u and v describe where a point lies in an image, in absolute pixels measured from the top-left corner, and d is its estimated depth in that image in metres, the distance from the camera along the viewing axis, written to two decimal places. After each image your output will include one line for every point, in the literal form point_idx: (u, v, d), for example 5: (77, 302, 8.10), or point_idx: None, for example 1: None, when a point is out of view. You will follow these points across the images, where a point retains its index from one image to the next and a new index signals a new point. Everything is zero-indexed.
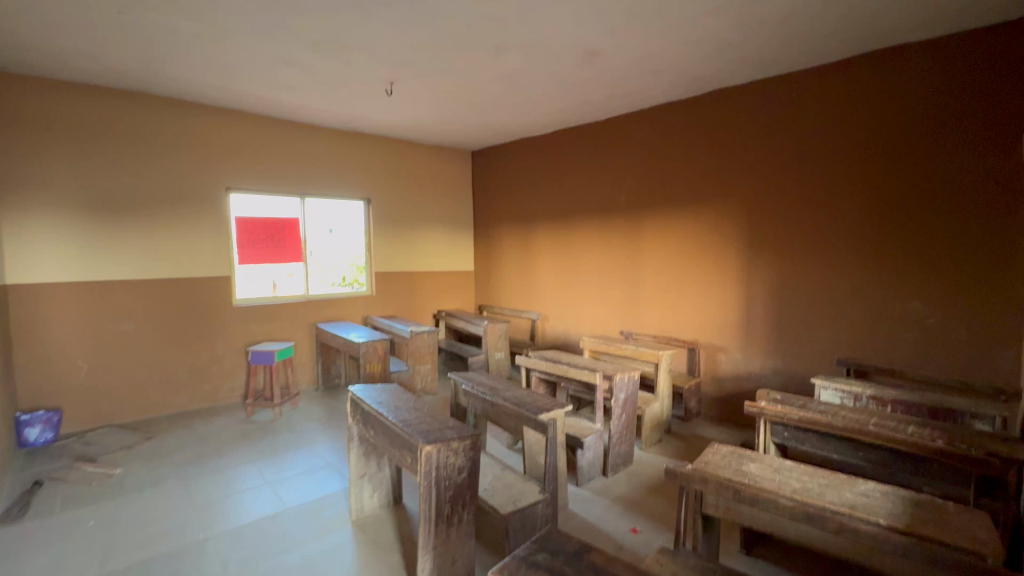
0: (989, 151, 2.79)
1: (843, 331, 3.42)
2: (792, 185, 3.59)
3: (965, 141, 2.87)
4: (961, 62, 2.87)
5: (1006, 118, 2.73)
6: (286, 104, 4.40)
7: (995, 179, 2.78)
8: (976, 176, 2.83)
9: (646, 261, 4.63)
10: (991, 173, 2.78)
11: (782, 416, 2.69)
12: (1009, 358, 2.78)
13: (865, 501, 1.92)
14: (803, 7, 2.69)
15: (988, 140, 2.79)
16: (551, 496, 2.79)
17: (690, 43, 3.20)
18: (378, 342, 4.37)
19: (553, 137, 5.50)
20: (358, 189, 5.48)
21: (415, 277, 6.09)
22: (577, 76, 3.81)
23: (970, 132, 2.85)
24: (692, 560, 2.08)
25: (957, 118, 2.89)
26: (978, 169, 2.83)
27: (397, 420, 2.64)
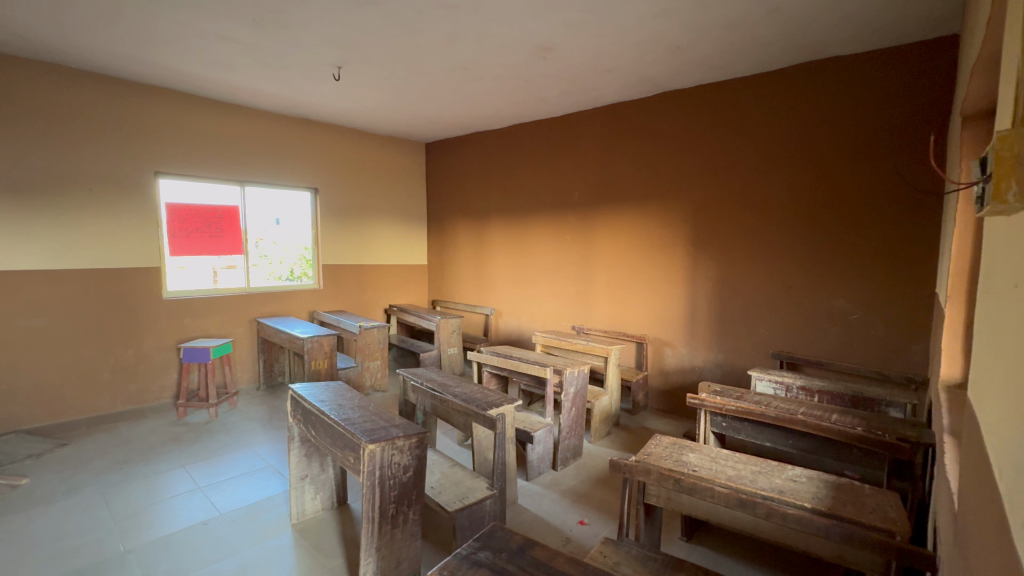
0: (905, 158, 3.02)
1: (777, 326, 3.62)
2: (734, 185, 3.76)
3: (885, 149, 3.09)
4: (882, 74, 3.09)
5: (919, 127, 2.97)
6: (226, 85, 4.12)
7: (909, 184, 3.02)
8: (894, 181, 3.06)
9: (598, 257, 4.71)
10: (906, 178, 3.02)
11: (721, 408, 2.81)
12: (920, 350, 3.04)
13: (793, 487, 2.03)
14: (745, 15, 2.79)
15: (905, 148, 3.02)
16: (499, 492, 2.77)
17: (641, 45, 3.26)
18: (325, 338, 4.19)
19: (507, 131, 5.46)
20: (305, 178, 5.23)
21: (365, 271, 5.89)
22: (532, 70, 3.79)
23: (890, 140, 3.07)
24: (635, 550, 2.13)
25: (878, 126, 3.12)
26: (895, 174, 3.06)
27: (340, 418, 2.54)
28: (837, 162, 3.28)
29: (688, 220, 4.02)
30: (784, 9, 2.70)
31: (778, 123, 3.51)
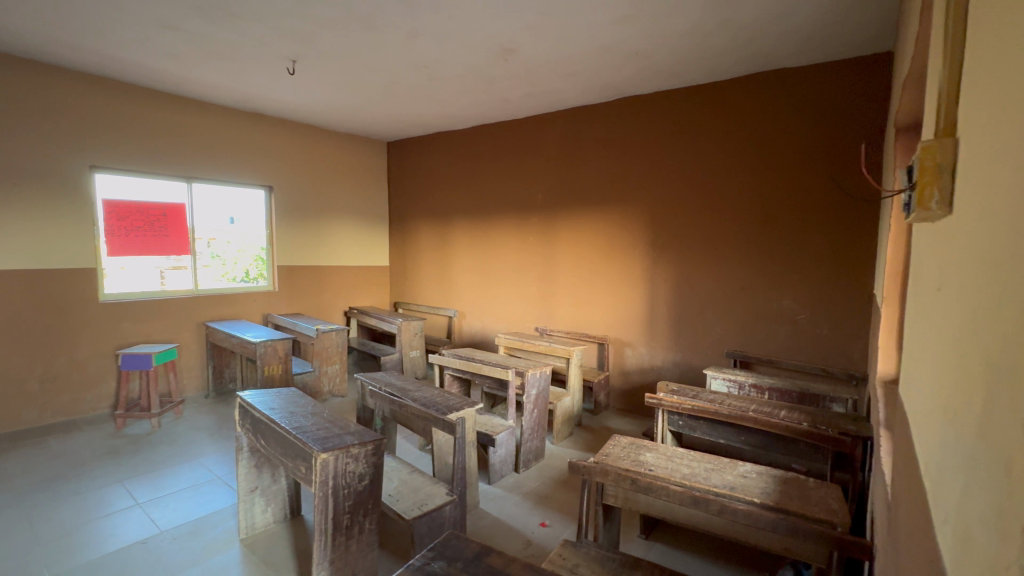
0: (844, 166, 3.20)
1: (732, 327, 3.74)
2: (689, 191, 3.87)
3: (826, 157, 3.27)
4: (822, 86, 3.27)
5: (855, 137, 3.15)
6: (170, 75, 3.88)
7: (848, 190, 3.19)
8: (835, 188, 3.24)
9: (561, 260, 4.74)
10: (845, 185, 3.20)
11: (677, 407, 2.87)
12: (860, 348, 3.21)
13: (744, 483, 2.10)
14: (700, 25, 2.87)
15: (843, 156, 3.20)
16: (459, 497, 2.72)
17: (601, 50, 3.30)
18: (279, 343, 4.01)
19: (470, 132, 5.43)
20: (258, 174, 4.99)
21: (324, 273, 5.69)
22: (494, 71, 3.77)
23: (830, 149, 3.25)
24: (593, 551, 2.13)
25: (819, 136, 3.29)
26: (835, 181, 3.23)
27: (291, 427, 2.42)
28: (783, 169, 3.44)
29: (647, 224, 4.11)
30: (736, 21, 2.80)
31: (729, 131, 3.65)
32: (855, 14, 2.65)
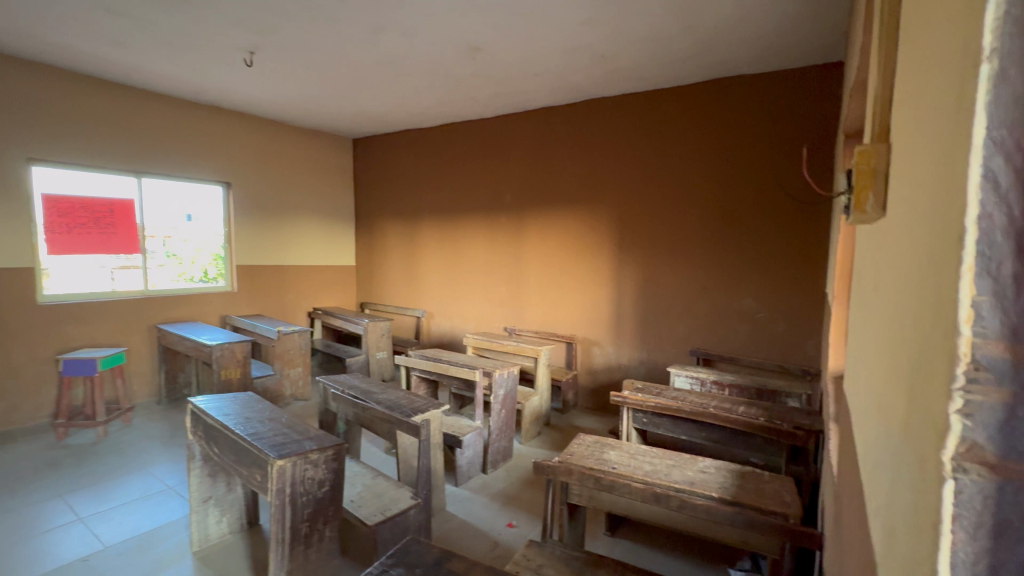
0: (790, 169, 3.36)
1: (695, 325, 3.83)
2: (649, 192, 3.97)
3: (773, 160, 3.42)
4: (768, 93, 3.43)
5: (799, 142, 3.32)
6: (117, 64, 3.66)
7: (795, 192, 3.35)
8: (782, 190, 3.39)
9: (528, 260, 4.75)
10: (792, 186, 3.35)
11: (642, 405, 2.92)
12: (814, 344, 3.34)
13: (703, 478, 2.14)
14: (664, 29, 2.93)
15: (789, 159, 3.36)
16: (424, 501, 2.67)
17: (568, 51, 3.32)
18: (237, 345, 3.85)
19: (436, 131, 5.38)
20: (216, 170, 4.77)
21: (286, 272, 5.50)
22: (462, 69, 3.73)
23: (777, 153, 3.40)
24: (558, 550, 2.13)
25: (767, 140, 3.44)
26: (783, 183, 3.39)
27: (246, 433, 2.32)
28: (735, 171, 3.58)
29: (610, 224, 4.18)
30: (698, 27, 2.87)
31: (685, 135, 3.77)
32: (809, 23, 2.76)
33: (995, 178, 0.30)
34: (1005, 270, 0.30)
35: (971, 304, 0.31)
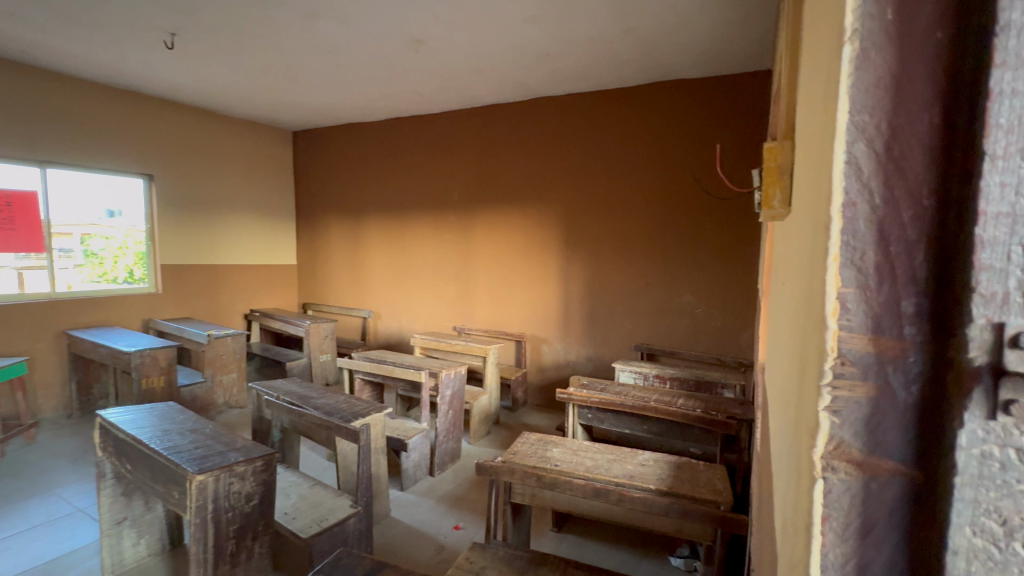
0: (707, 166, 3.56)
1: (640, 321, 3.92)
2: (584, 190, 4.08)
3: (693, 158, 3.62)
4: (686, 93, 3.62)
5: (713, 139, 3.54)
6: (9, 39, 3.24)
7: (711, 187, 3.57)
8: (701, 185, 3.59)
9: (474, 259, 4.71)
10: (709, 182, 3.56)
11: (587, 400, 2.95)
12: (748, 337, 3.51)
13: (642, 471, 2.18)
14: (606, 31, 2.96)
15: (706, 157, 3.56)
16: (364, 508, 2.53)
17: (513, 49, 3.29)
18: (160, 351, 3.52)
19: (375, 125, 5.24)
20: (135, 161, 4.33)
21: (219, 271, 5.10)
22: (405, 63, 3.62)
23: (696, 150, 3.60)
24: (501, 551, 2.08)
25: (687, 138, 3.63)
26: (701, 179, 3.59)
27: (163, 447, 2.10)
28: (660, 169, 3.75)
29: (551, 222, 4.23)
30: (638, 30, 2.93)
31: (613, 133, 3.91)
32: (740, 32, 2.89)
33: (857, 162, 0.28)
34: (866, 258, 0.28)
35: (837, 296, 0.29)
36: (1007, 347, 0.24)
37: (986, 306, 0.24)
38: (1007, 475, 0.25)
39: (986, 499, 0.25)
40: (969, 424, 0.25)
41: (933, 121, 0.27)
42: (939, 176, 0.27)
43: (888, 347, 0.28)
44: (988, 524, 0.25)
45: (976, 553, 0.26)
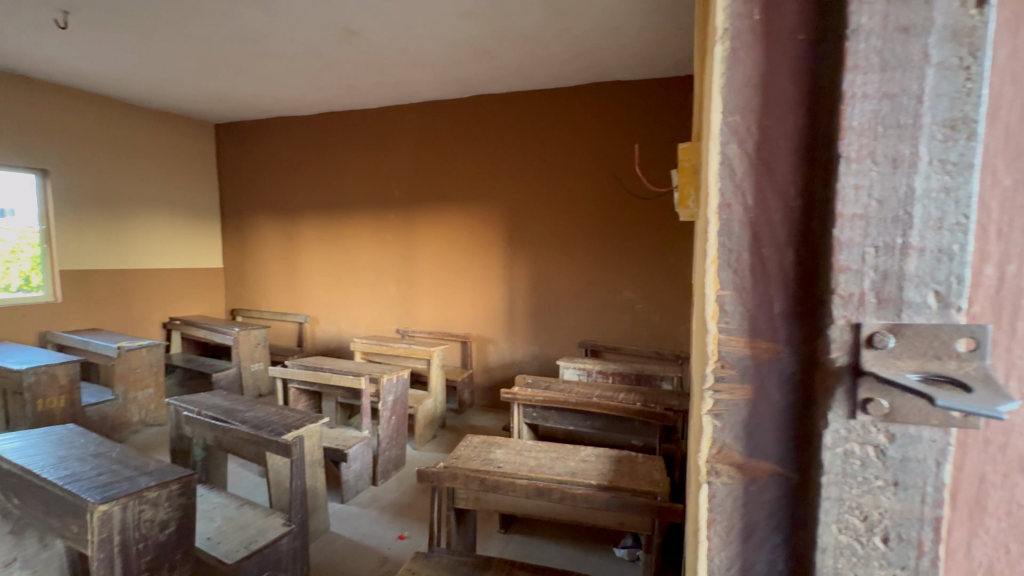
0: (627, 166, 3.74)
1: (584, 318, 4.00)
2: (517, 190, 4.12)
3: (614, 159, 3.79)
4: (605, 97, 3.79)
5: (631, 141, 3.73)
6: None
7: (631, 187, 3.76)
8: (622, 185, 3.77)
9: (411, 260, 4.60)
10: (630, 182, 3.74)
11: (531, 399, 2.96)
12: (683, 330, 3.68)
13: (585, 467, 2.20)
14: (543, 29, 2.98)
15: (626, 158, 3.75)
16: (299, 526, 2.35)
17: (451, 45, 3.23)
18: (59, 368, 3.10)
19: (301, 121, 5.00)
20: (25, 154, 3.77)
21: (131, 276, 4.60)
22: (338, 55, 3.45)
23: (627, 151, 3.74)
24: (445, 558, 1.99)
25: (614, 139, 3.77)
26: (621, 179, 3.78)
27: (58, 477, 1.69)
28: (586, 169, 3.88)
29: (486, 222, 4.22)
30: (573, 30, 2.98)
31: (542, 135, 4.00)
32: (668, 37, 3.02)
33: (731, 163, 0.28)
34: (742, 260, 0.28)
35: (715, 300, 0.29)
36: (865, 347, 0.24)
37: (846, 307, 0.25)
38: (867, 472, 0.25)
39: (850, 497, 0.26)
40: (833, 424, 0.26)
41: (797, 124, 0.27)
42: (800, 180, 0.27)
43: (763, 350, 0.28)
44: (852, 521, 0.26)
45: (844, 550, 0.26)
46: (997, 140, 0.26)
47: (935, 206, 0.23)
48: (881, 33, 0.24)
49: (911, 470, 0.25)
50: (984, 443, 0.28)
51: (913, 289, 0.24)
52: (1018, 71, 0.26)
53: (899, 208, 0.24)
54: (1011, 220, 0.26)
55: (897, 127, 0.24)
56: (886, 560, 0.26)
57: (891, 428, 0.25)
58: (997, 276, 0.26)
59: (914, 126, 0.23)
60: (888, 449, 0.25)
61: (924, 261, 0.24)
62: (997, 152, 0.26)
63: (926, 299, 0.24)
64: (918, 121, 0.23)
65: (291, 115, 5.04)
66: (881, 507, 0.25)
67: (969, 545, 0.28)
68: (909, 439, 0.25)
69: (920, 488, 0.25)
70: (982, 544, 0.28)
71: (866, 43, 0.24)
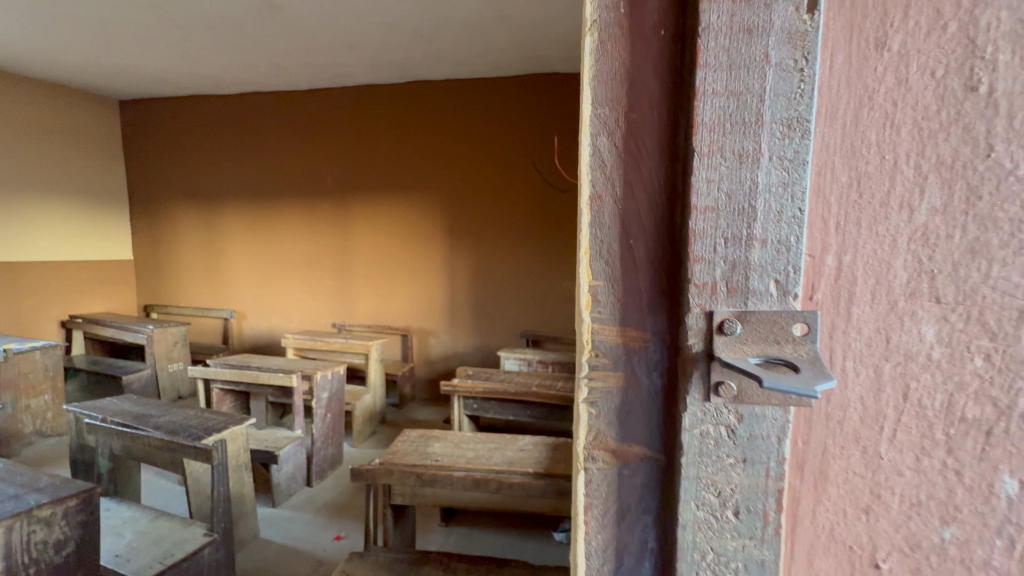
0: (554, 158, 3.83)
1: (525, 309, 4.03)
2: (449, 180, 4.07)
3: (546, 150, 3.84)
4: (526, 88, 3.83)
5: (550, 133, 3.82)
6: None
7: (551, 178, 3.85)
8: (550, 177, 3.85)
9: (336, 252, 4.39)
10: (550, 173, 3.83)
11: (471, 391, 2.96)
12: None
13: (523, 455, 2.22)
14: (481, 16, 2.93)
15: (546, 149, 3.83)
16: (222, 536, 2.17)
17: (384, 26, 3.09)
18: None
19: (212, 101, 4.62)
20: None
21: (18, 272, 4.03)
22: (260, 31, 3.19)
23: (565, 142, 3.79)
24: (382, 556, 1.92)
25: (552, 131, 3.81)
26: (542, 170, 3.86)
27: None
28: (512, 160, 3.92)
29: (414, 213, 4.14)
30: (510, 19, 2.95)
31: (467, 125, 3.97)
32: None
33: (602, 155, 0.28)
34: (614, 250, 0.29)
35: (589, 289, 0.29)
36: (716, 334, 0.26)
37: (702, 295, 0.26)
38: (719, 450, 0.27)
39: (705, 475, 0.27)
40: (691, 406, 0.27)
41: (660, 120, 0.28)
42: (663, 173, 0.28)
43: (633, 339, 0.29)
44: (707, 497, 0.27)
45: (702, 525, 0.27)
46: (835, 139, 0.28)
47: (775, 200, 0.25)
48: (728, 33, 0.25)
49: (756, 446, 0.26)
50: (827, 417, 0.30)
51: (757, 276, 0.25)
52: (851, 75, 0.28)
53: (744, 200, 0.25)
54: (847, 213, 0.29)
55: (743, 124, 0.25)
56: (736, 532, 0.27)
57: (739, 409, 0.26)
58: (835, 265, 0.29)
59: (756, 123, 0.25)
60: (737, 429, 0.26)
61: (765, 251, 0.25)
62: (835, 150, 0.28)
63: (767, 287, 0.25)
64: (759, 118, 0.25)
65: (201, 95, 4.65)
66: (732, 483, 0.27)
67: (814, 510, 0.31)
68: (756, 417, 0.26)
69: (764, 462, 0.26)
70: (825, 509, 0.31)
71: (715, 41, 0.25)
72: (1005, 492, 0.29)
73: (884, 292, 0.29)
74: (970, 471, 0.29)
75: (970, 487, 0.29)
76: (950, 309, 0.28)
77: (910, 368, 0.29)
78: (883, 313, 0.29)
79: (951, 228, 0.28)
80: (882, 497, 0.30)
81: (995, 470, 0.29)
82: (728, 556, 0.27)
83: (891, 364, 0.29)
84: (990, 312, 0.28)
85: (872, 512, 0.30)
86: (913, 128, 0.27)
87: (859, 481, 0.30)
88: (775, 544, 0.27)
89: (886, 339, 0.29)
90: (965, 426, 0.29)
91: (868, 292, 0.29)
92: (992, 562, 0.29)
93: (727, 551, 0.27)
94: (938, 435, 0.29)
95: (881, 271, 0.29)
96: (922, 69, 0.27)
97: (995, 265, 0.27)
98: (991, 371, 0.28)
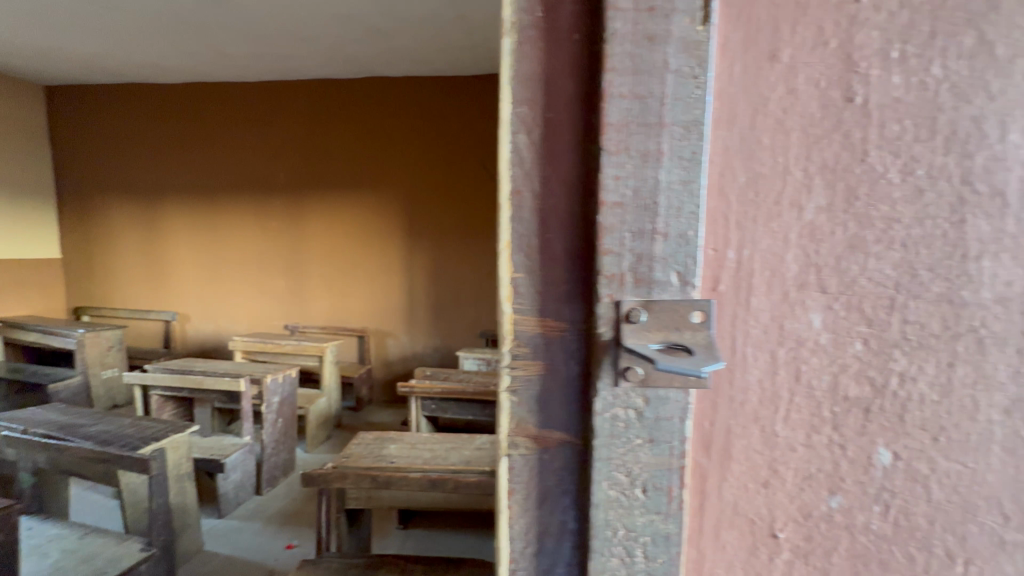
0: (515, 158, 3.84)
1: (486, 308, 4.03)
2: (408, 178, 4.00)
3: None
4: (484, 87, 3.84)
5: None
6: None
7: None
8: None
9: (282, 251, 4.19)
10: None
11: (429, 391, 2.92)
12: None
13: (480, 454, 2.22)
14: (438, 13, 2.90)
15: None
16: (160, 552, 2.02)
17: (338, 20, 2.99)
18: None
19: (142, 90, 4.32)
20: None
21: None
22: (203, 19, 3.01)
23: None
24: (335, 562, 1.87)
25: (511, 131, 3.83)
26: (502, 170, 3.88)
27: None
28: (467, 158, 3.91)
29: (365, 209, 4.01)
30: (468, 17, 2.94)
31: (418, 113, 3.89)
32: None
33: (520, 150, 0.29)
34: (533, 244, 0.30)
35: (510, 282, 0.30)
36: (624, 322, 0.27)
37: (611, 286, 0.28)
38: (629, 432, 0.28)
39: (616, 457, 0.29)
40: (602, 391, 0.29)
41: (575, 120, 0.29)
42: (573, 171, 0.29)
43: (552, 329, 0.30)
44: (619, 477, 0.29)
45: (613, 503, 0.29)
46: (734, 142, 0.31)
47: (676, 197, 0.27)
48: (632, 39, 0.26)
49: (661, 427, 0.28)
50: (730, 399, 0.32)
51: (659, 267, 0.27)
52: (748, 84, 0.30)
53: (648, 196, 0.27)
54: (745, 211, 0.31)
55: (646, 125, 0.27)
56: (645, 508, 0.29)
57: (646, 393, 0.28)
58: (736, 259, 0.31)
59: (659, 125, 0.27)
60: (644, 412, 0.28)
61: (668, 244, 0.27)
62: (734, 153, 0.31)
63: (670, 278, 0.27)
64: (662, 121, 0.26)
65: (130, 83, 4.34)
66: (640, 462, 0.29)
67: (720, 486, 0.33)
68: (661, 400, 0.28)
69: (668, 442, 0.28)
70: (729, 485, 0.33)
71: (621, 47, 0.26)
72: (881, 462, 0.32)
73: (778, 284, 0.31)
74: (853, 444, 0.32)
75: (853, 459, 0.32)
76: (834, 298, 0.31)
77: (802, 352, 0.32)
78: (776, 303, 0.32)
79: (834, 225, 0.31)
80: (779, 472, 0.33)
81: (872, 443, 0.32)
82: (637, 530, 0.29)
83: (785, 349, 0.32)
84: (867, 300, 0.31)
85: (770, 486, 0.33)
86: (802, 133, 0.30)
87: (759, 458, 0.33)
88: (679, 518, 0.29)
89: (780, 327, 0.32)
90: (847, 404, 0.32)
91: (765, 284, 0.32)
92: (870, 526, 0.33)
93: (637, 527, 0.29)
94: (826, 413, 0.32)
95: (775, 264, 0.31)
96: (807, 81, 0.30)
97: (870, 259, 0.31)
98: (869, 354, 0.31)
